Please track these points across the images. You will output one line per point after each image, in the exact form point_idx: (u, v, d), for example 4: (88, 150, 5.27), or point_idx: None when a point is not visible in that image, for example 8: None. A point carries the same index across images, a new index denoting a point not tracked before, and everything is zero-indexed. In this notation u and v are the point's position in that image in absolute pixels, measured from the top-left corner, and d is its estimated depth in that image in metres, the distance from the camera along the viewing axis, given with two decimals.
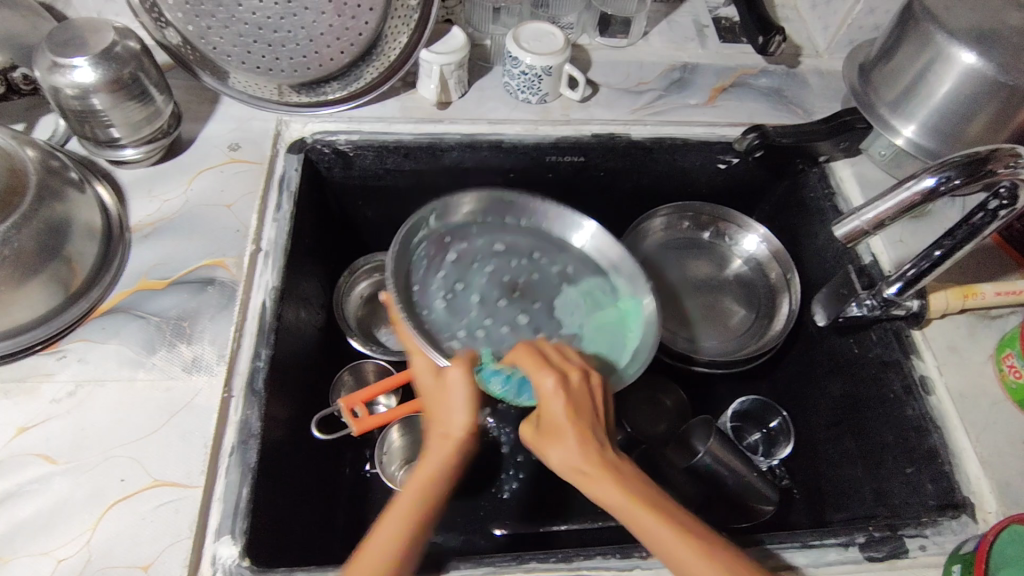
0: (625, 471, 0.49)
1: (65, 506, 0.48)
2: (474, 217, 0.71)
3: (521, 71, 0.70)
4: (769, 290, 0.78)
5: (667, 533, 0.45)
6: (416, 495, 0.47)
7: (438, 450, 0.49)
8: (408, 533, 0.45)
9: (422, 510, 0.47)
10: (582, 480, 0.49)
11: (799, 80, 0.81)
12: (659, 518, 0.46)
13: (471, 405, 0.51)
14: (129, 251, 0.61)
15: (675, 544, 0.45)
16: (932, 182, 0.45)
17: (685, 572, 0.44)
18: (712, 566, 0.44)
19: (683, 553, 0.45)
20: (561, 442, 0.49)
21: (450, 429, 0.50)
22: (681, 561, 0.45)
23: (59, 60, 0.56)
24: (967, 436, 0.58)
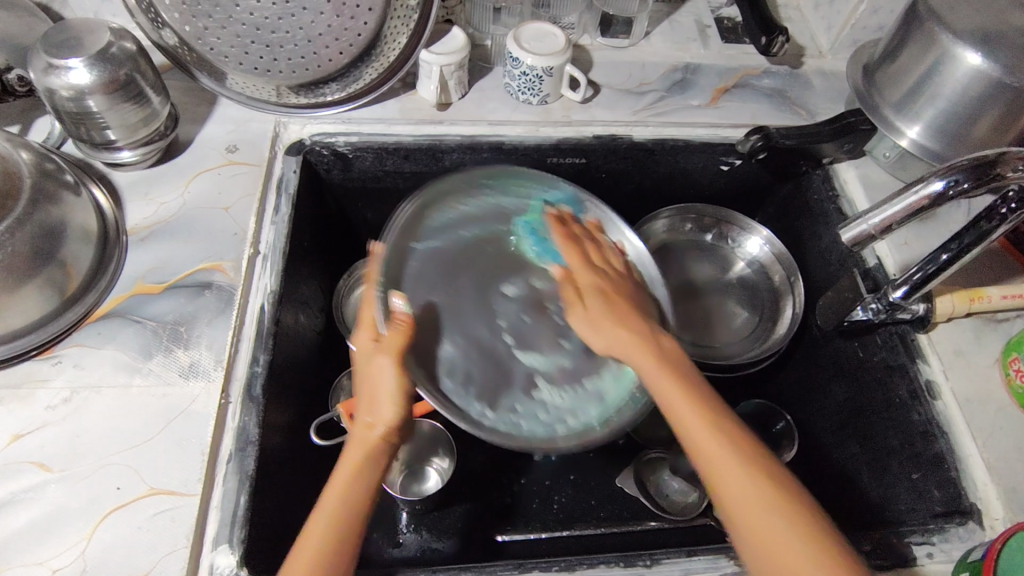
0: (720, 416, 0.47)
1: (61, 515, 0.47)
2: (495, 202, 0.68)
3: (522, 71, 0.70)
4: (773, 292, 0.77)
5: (754, 484, 0.43)
6: (345, 473, 0.47)
7: (360, 441, 0.49)
8: (348, 516, 0.45)
9: (353, 489, 0.46)
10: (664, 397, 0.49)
11: (802, 81, 0.80)
12: (736, 460, 0.44)
13: (395, 392, 0.50)
14: (125, 254, 0.60)
15: (754, 492, 0.43)
16: (940, 185, 0.44)
17: (751, 507, 0.42)
18: (782, 498, 0.42)
19: (754, 490, 0.43)
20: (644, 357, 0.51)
21: (378, 419, 0.49)
22: (756, 514, 0.42)
23: (54, 62, 0.55)
24: (974, 441, 0.58)
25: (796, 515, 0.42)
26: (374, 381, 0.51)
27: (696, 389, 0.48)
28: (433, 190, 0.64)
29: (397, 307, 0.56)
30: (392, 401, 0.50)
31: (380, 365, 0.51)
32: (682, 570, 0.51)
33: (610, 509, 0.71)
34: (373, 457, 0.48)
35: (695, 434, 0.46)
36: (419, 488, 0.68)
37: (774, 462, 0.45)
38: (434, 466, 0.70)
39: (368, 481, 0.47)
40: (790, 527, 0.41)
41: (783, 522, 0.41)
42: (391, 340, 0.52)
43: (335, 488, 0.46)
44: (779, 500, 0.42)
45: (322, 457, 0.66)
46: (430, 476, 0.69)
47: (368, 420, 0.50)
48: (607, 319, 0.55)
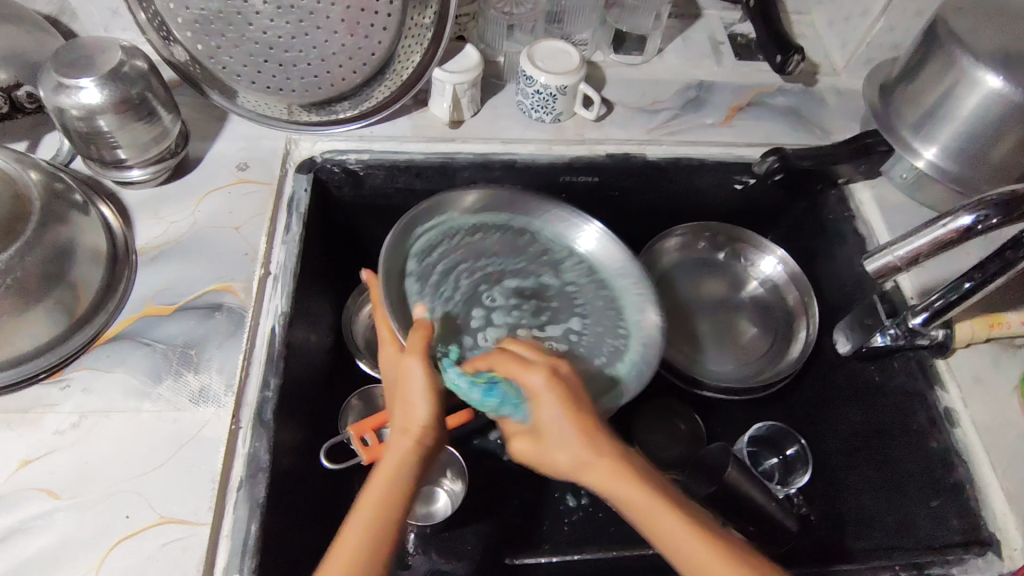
0: (603, 444, 0.47)
1: (68, 544, 0.47)
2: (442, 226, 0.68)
3: (535, 90, 0.69)
4: (786, 313, 0.76)
5: (686, 526, 0.44)
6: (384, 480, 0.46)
7: (395, 448, 0.48)
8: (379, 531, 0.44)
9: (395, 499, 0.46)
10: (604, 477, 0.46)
11: (817, 99, 0.79)
12: (648, 495, 0.45)
13: (430, 392, 0.50)
14: (135, 274, 0.59)
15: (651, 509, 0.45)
16: (969, 220, 0.43)
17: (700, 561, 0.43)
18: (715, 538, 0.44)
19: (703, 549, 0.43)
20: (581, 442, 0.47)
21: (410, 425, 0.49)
22: (677, 538, 0.44)
23: (65, 81, 0.54)
24: (993, 470, 0.57)
25: (705, 535, 0.44)
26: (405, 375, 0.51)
27: (602, 447, 0.47)
28: (440, 199, 0.67)
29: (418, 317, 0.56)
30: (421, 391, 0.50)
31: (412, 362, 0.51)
32: None
33: (622, 530, 0.70)
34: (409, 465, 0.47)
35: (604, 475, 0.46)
36: (428, 510, 0.67)
37: (650, 475, 0.47)
38: (444, 488, 0.69)
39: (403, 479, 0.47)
40: (672, 528, 0.44)
41: (704, 554, 0.43)
42: (417, 340, 0.52)
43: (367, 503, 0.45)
44: (694, 532, 0.44)
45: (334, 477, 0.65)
46: (440, 498, 0.68)
47: (409, 404, 0.50)
48: (591, 432, 0.48)
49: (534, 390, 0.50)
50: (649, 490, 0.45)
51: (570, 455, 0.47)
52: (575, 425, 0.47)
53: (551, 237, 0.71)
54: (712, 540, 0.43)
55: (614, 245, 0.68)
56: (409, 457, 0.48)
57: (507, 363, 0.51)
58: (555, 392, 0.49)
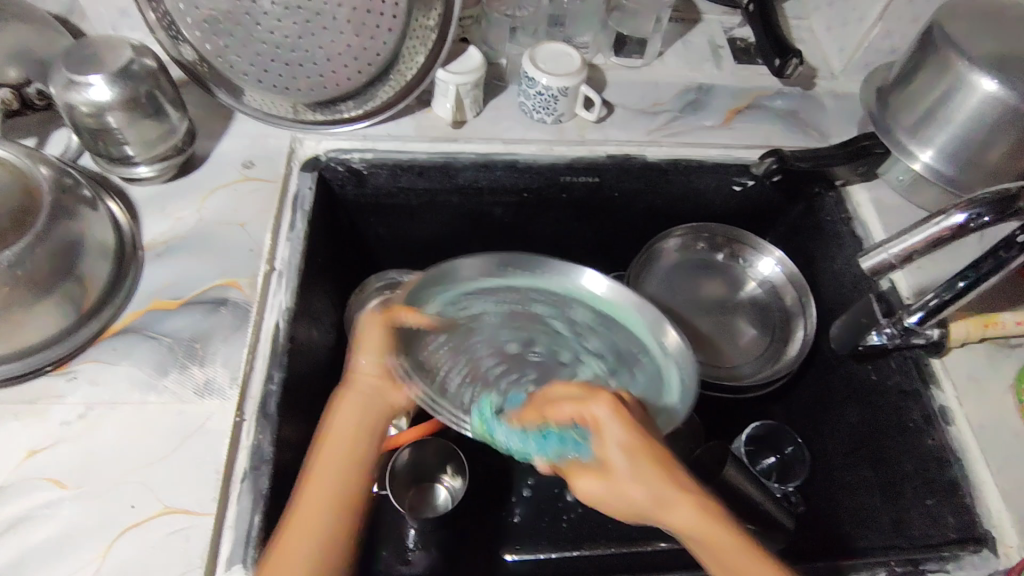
0: (676, 473, 0.43)
1: (74, 533, 0.47)
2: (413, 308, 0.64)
3: (537, 91, 0.70)
4: (784, 313, 0.77)
5: (742, 549, 0.41)
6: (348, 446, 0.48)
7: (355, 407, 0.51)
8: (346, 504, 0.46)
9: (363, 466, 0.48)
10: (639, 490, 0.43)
11: (815, 103, 0.80)
12: (733, 535, 0.41)
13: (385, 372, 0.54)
14: (141, 269, 0.60)
15: (745, 557, 0.41)
16: (962, 218, 0.44)
17: (739, 572, 0.41)
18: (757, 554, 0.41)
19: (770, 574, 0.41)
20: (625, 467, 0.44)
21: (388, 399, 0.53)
22: (743, 572, 0.41)
23: (75, 78, 0.55)
24: (987, 468, 0.57)
25: (757, 553, 0.41)
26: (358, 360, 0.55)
27: (659, 461, 0.44)
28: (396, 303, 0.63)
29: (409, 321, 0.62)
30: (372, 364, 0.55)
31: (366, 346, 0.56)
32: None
33: (620, 527, 0.71)
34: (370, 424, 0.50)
35: (661, 489, 0.42)
36: (431, 504, 0.69)
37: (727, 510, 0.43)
38: (445, 483, 0.70)
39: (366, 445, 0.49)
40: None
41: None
42: (372, 325, 0.58)
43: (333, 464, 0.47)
44: (767, 565, 0.41)
45: None
46: (441, 492, 0.70)
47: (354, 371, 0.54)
48: (647, 457, 0.44)
49: (596, 417, 0.47)
50: (716, 518, 0.42)
51: (620, 462, 0.44)
52: (634, 439, 0.45)
53: (465, 293, 0.68)
54: (747, 549, 0.41)
55: (511, 257, 0.68)
56: (369, 408, 0.51)
57: (580, 401, 0.49)
58: (623, 432, 0.45)
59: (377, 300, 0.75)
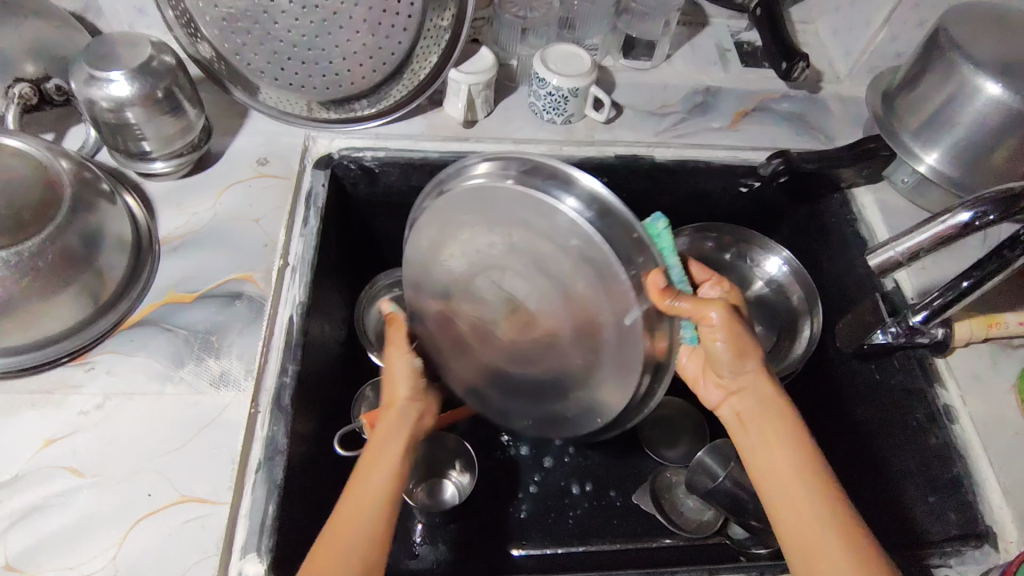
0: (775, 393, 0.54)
1: (92, 520, 0.48)
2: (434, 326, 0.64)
3: (548, 91, 0.71)
4: (791, 312, 0.78)
5: (817, 500, 0.47)
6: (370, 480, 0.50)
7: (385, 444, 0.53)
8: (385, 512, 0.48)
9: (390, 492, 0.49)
10: (757, 402, 0.53)
11: (821, 106, 0.81)
12: (819, 494, 0.47)
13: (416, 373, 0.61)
14: (158, 262, 0.61)
15: (809, 501, 0.47)
16: (967, 216, 0.45)
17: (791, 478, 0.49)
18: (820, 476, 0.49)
19: (798, 466, 0.49)
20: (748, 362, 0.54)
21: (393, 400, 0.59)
22: (814, 522, 0.46)
23: (96, 73, 0.56)
24: (990, 465, 0.58)
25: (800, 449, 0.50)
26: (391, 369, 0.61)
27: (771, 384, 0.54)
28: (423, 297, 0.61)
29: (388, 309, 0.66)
30: (404, 375, 0.60)
31: (394, 352, 0.62)
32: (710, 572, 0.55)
33: (626, 524, 0.72)
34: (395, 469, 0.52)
35: (761, 436, 0.52)
36: (435, 498, 0.69)
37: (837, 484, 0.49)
38: (451, 479, 0.70)
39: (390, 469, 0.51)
40: (831, 529, 0.46)
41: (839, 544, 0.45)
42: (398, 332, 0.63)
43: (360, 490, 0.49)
44: (805, 473, 0.49)
45: (346, 465, 0.67)
46: (448, 487, 0.70)
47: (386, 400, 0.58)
48: (788, 418, 0.52)
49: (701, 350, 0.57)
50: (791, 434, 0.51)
51: (754, 405, 0.53)
52: (771, 397, 0.53)
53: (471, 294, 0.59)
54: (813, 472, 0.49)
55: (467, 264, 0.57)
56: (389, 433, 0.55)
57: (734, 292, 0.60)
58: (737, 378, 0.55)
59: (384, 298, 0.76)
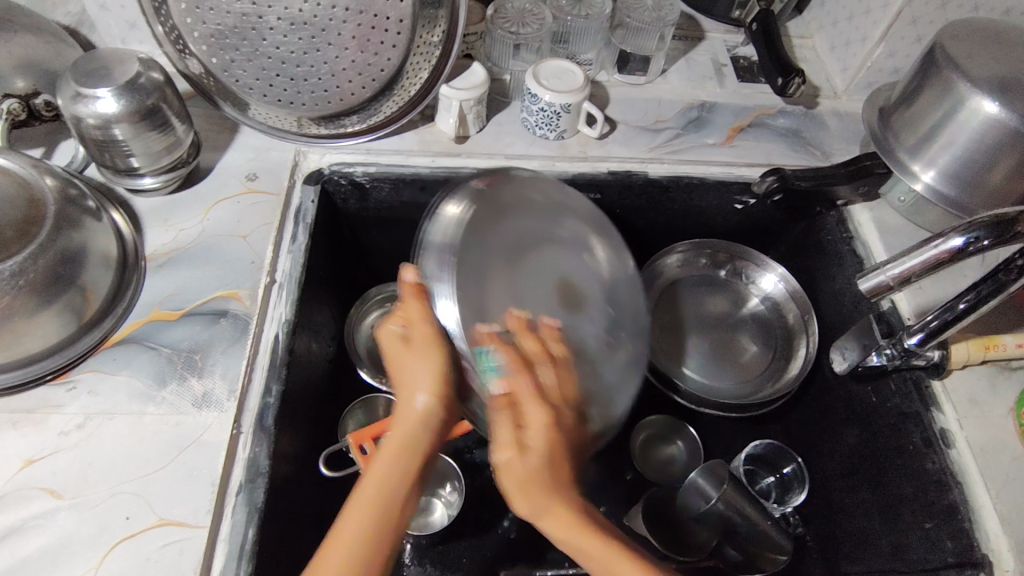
0: (568, 493, 0.46)
1: (69, 543, 0.47)
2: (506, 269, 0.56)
3: (540, 107, 0.70)
4: (786, 331, 0.77)
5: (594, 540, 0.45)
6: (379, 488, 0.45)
7: (392, 449, 0.46)
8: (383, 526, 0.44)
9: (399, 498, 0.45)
10: (551, 527, 0.45)
11: (817, 121, 0.81)
12: (620, 555, 0.46)
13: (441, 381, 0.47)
14: (144, 279, 0.60)
15: (591, 543, 0.45)
16: (960, 242, 0.44)
17: (585, 553, 0.45)
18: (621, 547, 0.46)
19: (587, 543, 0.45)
20: (540, 491, 0.44)
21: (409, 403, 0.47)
22: (604, 573, 0.45)
23: (83, 91, 0.56)
24: (987, 490, 0.57)
25: (589, 531, 0.45)
26: (414, 366, 0.47)
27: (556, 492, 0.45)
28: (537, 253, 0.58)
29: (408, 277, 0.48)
30: (433, 383, 0.47)
31: (426, 349, 0.47)
32: None
33: None
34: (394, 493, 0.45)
35: (530, 493, 0.44)
36: (426, 521, 0.68)
37: (598, 514, 0.48)
38: (440, 499, 0.69)
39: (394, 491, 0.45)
40: None
41: (631, 571, 0.45)
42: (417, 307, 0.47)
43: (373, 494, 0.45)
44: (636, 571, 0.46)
45: (333, 484, 0.66)
46: (435, 509, 0.68)
47: (408, 399, 0.47)
48: (536, 487, 0.44)
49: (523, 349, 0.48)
50: (598, 538, 0.45)
51: (523, 471, 0.44)
52: (544, 467, 0.44)
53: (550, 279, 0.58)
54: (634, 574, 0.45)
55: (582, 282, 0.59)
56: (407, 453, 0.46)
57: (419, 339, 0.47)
58: (560, 414, 0.47)
59: (377, 312, 0.76)
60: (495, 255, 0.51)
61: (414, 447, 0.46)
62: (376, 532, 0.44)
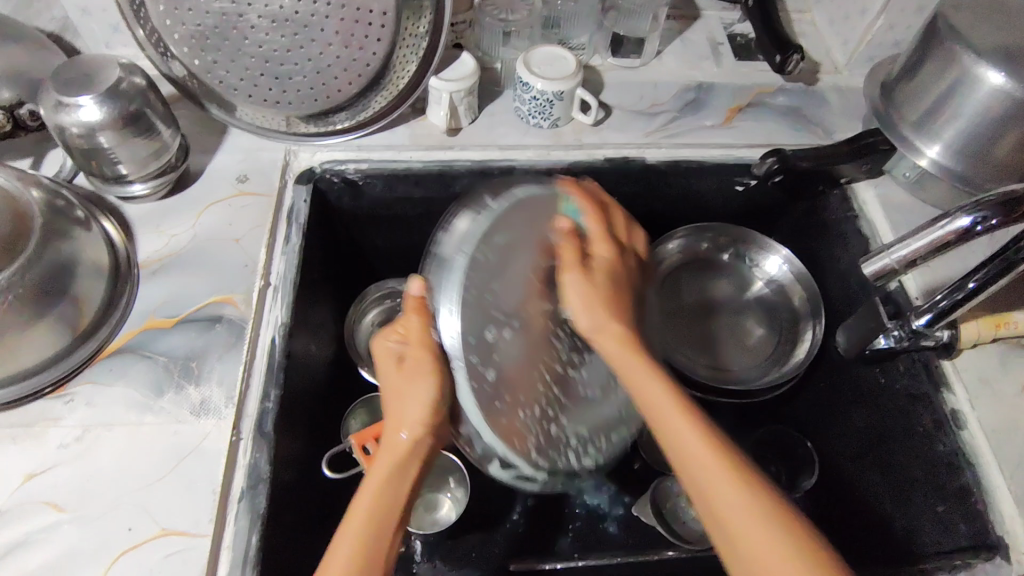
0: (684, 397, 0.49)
1: (71, 557, 0.47)
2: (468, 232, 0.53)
3: (532, 95, 0.69)
4: (792, 314, 0.76)
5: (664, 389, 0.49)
6: (372, 492, 0.47)
7: (388, 454, 0.49)
8: (372, 529, 0.45)
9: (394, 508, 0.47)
10: (699, 446, 0.45)
11: (817, 98, 0.79)
12: (733, 482, 0.44)
13: (428, 417, 0.49)
14: (137, 288, 0.60)
15: (735, 503, 0.43)
16: (967, 221, 0.43)
17: (707, 468, 0.45)
18: (736, 464, 0.45)
19: (706, 438, 0.46)
20: (688, 427, 0.46)
21: (406, 430, 0.49)
22: (696, 452, 0.45)
23: (65, 99, 0.55)
24: (1001, 471, 0.56)
25: (693, 415, 0.47)
26: (405, 395, 0.49)
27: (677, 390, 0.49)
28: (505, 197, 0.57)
29: (414, 288, 0.51)
30: (421, 413, 0.49)
31: (416, 374, 0.49)
32: None
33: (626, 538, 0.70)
34: (396, 494, 0.47)
35: (629, 373, 0.51)
36: (433, 518, 0.68)
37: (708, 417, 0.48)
38: (448, 495, 0.69)
39: (395, 493, 0.47)
40: (764, 510, 0.42)
41: (767, 520, 0.42)
42: (411, 323, 0.50)
43: (364, 504, 0.46)
44: (708, 441, 0.46)
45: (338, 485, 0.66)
46: (442, 505, 0.69)
47: (396, 428, 0.49)
48: (631, 346, 0.51)
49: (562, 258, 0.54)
50: (698, 430, 0.46)
51: (609, 330, 0.52)
52: (608, 293, 0.53)
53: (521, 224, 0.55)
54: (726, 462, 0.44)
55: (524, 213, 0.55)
56: (400, 474, 0.48)
57: (425, 336, 0.50)
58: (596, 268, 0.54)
59: (374, 311, 0.75)
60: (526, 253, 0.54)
61: (406, 472, 0.48)
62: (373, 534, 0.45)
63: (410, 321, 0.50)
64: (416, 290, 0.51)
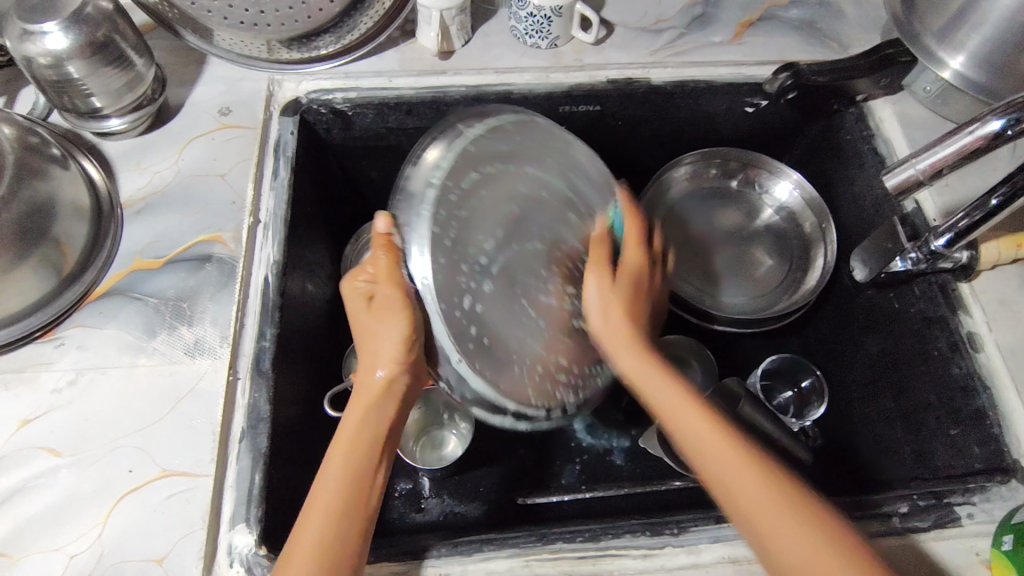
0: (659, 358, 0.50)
1: (72, 500, 0.47)
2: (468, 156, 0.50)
3: (528, 12, 0.64)
4: (803, 241, 0.74)
5: (672, 386, 0.48)
6: (345, 442, 0.45)
7: (363, 400, 0.47)
8: (354, 478, 0.43)
9: (372, 454, 0.45)
10: (689, 420, 0.46)
11: (833, 9, 0.74)
12: (721, 444, 0.44)
13: (400, 359, 0.47)
14: (121, 229, 0.57)
15: (728, 470, 0.43)
16: (998, 125, 0.40)
17: (705, 449, 0.44)
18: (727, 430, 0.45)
19: (710, 429, 0.45)
20: (692, 413, 0.46)
21: (379, 375, 0.47)
22: (695, 426, 0.45)
23: (28, 27, 0.52)
24: (1018, 394, 0.54)
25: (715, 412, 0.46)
26: (379, 334, 0.47)
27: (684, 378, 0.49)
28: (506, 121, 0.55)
29: (379, 225, 0.47)
30: (392, 351, 0.46)
31: (387, 315, 0.46)
32: (710, 538, 0.49)
33: (634, 469, 0.70)
34: (373, 439, 0.46)
35: (622, 360, 0.50)
36: (439, 454, 0.68)
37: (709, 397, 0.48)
38: (453, 431, 0.69)
39: (371, 438, 0.46)
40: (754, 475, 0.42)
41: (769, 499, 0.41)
42: (378, 263, 0.47)
43: (339, 453, 0.45)
44: (717, 430, 0.44)
45: (342, 423, 0.65)
46: (448, 442, 0.69)
47: (371, 369, 0.48)
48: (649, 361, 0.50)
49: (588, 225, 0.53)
50: (701, 414, 0.46)
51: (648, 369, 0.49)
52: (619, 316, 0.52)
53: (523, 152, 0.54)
54: (717, 431, 0.44)
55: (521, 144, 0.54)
56: (376, 418, 0.47)
57: (391, 275, 0.46)
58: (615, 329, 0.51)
59: None
60: (516, 181, 0.52)
61: (380, 414, 0.47)
62: (349, 486, 0.43)
63: (375, 258, 0.47)
64: (382, 225, 0.47)
